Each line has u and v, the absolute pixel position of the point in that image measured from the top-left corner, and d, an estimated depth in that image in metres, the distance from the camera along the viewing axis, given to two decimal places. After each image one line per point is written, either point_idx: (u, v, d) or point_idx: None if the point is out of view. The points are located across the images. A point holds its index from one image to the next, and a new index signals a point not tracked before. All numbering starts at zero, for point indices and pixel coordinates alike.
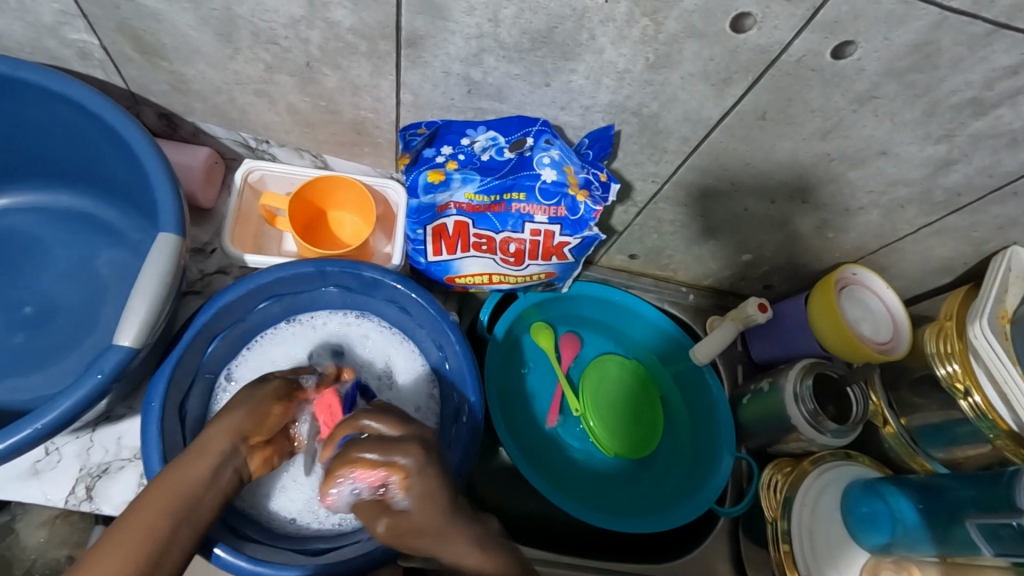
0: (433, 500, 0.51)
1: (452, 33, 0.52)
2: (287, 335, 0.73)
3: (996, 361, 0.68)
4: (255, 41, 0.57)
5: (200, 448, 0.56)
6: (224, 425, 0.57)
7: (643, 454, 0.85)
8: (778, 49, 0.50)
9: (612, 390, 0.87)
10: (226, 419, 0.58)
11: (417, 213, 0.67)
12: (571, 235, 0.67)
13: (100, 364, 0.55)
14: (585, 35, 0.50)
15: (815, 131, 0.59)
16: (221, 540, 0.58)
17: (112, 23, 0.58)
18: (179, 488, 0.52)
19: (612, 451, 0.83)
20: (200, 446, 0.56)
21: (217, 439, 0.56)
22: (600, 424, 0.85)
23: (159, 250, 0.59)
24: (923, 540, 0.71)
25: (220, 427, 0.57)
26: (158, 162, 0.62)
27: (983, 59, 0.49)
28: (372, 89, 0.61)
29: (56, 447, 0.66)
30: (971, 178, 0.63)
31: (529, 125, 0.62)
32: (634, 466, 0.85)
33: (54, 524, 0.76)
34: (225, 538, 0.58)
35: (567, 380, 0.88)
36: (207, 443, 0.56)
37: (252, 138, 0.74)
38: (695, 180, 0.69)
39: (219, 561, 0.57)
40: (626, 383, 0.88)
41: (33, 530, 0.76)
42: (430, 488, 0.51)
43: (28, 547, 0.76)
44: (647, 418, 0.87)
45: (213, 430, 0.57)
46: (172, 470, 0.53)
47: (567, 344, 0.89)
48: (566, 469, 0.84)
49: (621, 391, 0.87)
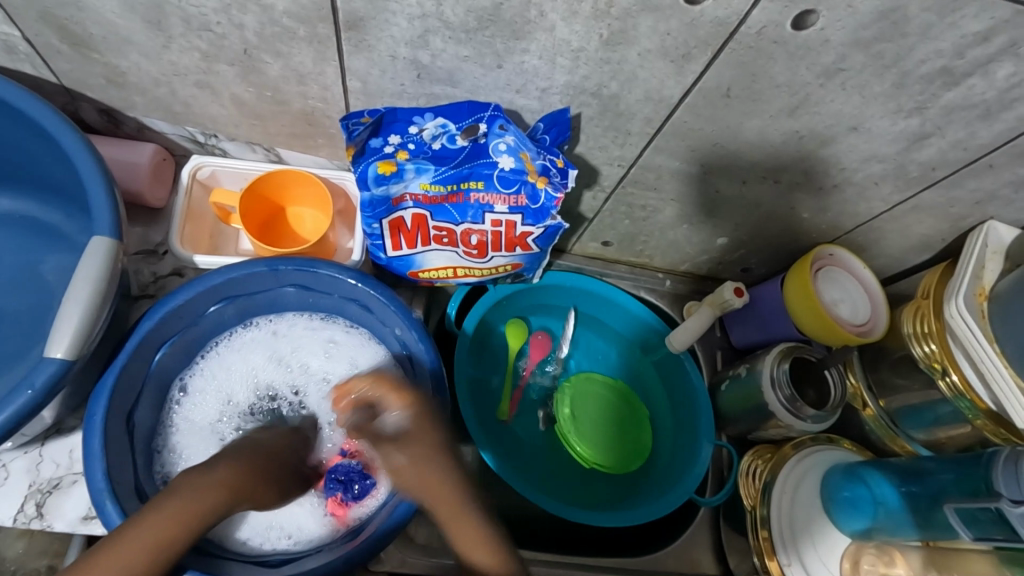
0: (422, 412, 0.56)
1: (393, 13, 0.48)
2: (245, 340, 0.70)
3: (971, 340, 0.66)
4: (187, 28, 0.53)
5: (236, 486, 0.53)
6: (257, 480, 0.55)
7: (637, 464, 0.83)
8: (737, 20, 0.47)
9: (592, 408, 0.84)
10: (269, 484, 0.57)
11: (370, 207, 0.63)
12: (533, 225, 0.64)
13: (31, 379, 0.52)
14: (534, 12, 0.47)
15: (783, 108, 0.56)
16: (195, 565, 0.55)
17: (32, 13, 0.54)
18: (202, 518, 0.49)
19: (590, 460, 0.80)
20: (241, 488, 0.53)
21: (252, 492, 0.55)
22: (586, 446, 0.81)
23: (91, 255, 0.55)
24: (906, 525, 0.69)
25: (258, 483, 0.55)
26: (91, 159, 0.58)
27: (952, 26, 0.47)
28: (318, 77, 0.58)
29: (3, 463, 0.63)
30: (944, 152, 0.60)
31: (481, 110, 0.58)
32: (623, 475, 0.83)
33: (31, 536, 0.74)
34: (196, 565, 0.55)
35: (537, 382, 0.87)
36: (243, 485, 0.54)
37: (200, 132, 0.71)
38: (662, 163, 0.66)
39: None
40: (603, 399, 0.85)
41: (11, 541, 0.74)
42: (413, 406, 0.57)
43: (6, 559, 0.73)
44: (638, 423, 0.85)
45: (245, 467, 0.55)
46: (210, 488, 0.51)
47: (538, 343, 0.87)
48: (550, 472, 0.82)
49: (599, 407, 0.84)
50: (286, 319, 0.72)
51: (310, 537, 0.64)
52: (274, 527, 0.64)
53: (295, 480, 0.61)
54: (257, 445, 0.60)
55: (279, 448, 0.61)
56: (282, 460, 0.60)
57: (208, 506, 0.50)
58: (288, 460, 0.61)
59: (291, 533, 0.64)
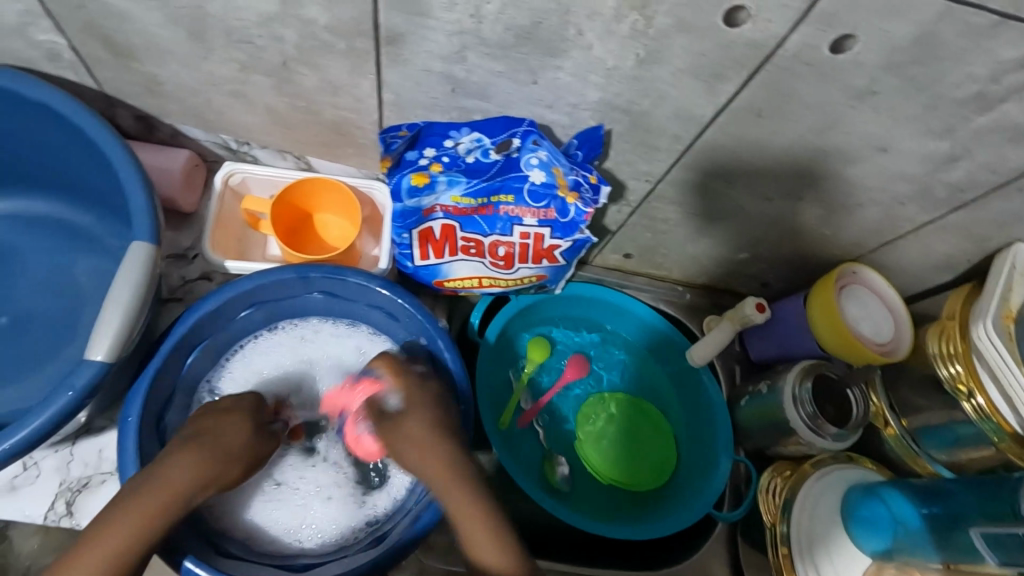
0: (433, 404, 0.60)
1: (432, 29, 0.49)
2: (269, 345, 0.71)
3: (999, 363, 0.67)
4: (228, 40, 0.54)
5: (181, 487, 0.52)
6: (203, 467, 0.54)
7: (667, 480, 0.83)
8: (773, 43, 0.47)
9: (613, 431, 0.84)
10: (223, 464, 0.56)
11: (402, 217, 0.65)
12: (561, 238, 0.65)
13: (72, 381, 0.53)
14: (571, 31, 0.48)
15: (813, 128, 0.57)
16: (191, 553, 0.55)
17: (78, 23, 0.55)
18: (149, 521, 0.50)
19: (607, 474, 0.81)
20: (187, 485, 0.53)
21: (204, 482, 0.54)
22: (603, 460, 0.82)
23: (131, 260, 0.57)
24: (925, 546, 0.68)
25: (203, 476, 0.54)
26: (129, 165, 0.59)
27: (989, 52, 0.47)
28: (352, 89, 0.58)
29: (34, 461, 0.64)
30: (974, 174, 0.60)
31: (516, 126, 0.60)
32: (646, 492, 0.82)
33: None
34: (194, 550, 0.56)
35: (566, 398, 0.87)
36: (185, 481, 0.52)
37: (232, 139, 0.72)
38: (688, 178, 0.66)
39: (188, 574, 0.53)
40: (624, 420, 0.85)
41: (26, 536, 0.71)
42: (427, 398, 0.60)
43: (22, 555, 0.70)
44: (661, 435, 0.85)
45: (186, 458, 0.54)
46: (152, 496, 0.51)
47: (573, 365, 0.86)
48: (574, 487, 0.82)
49: (619, 427, 0.84)
50: (311, 324, 0.72)
51: (333, 535, 0.65)
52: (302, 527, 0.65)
53: (261, 441, 0.60)
54: (201, 422, 0.58)
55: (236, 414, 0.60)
56: (240, 429, 0.59)
57: (156, 513, 0.50)
58: (245, 429, 0.59)
59: (315, 533, 0.65)
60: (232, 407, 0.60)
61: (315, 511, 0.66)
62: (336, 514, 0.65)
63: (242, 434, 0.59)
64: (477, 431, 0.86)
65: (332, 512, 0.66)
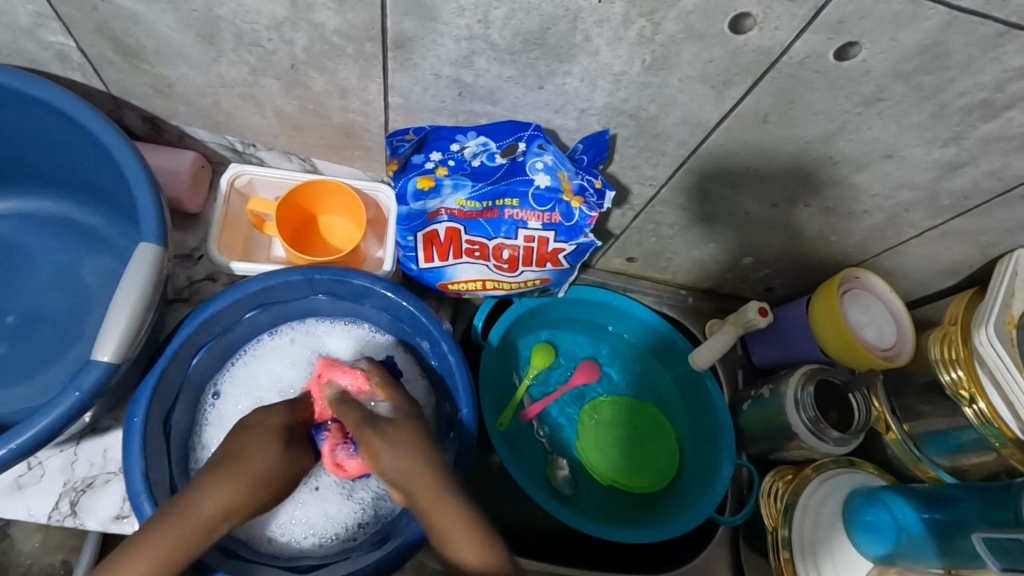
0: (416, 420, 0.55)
1: (441, 34, 0.50)
2: (269, 347, 0.71)
3: (1000, 367, 0.66)
4: (237, 43, 0.55)
5: (208, 524, 0.48)
6: (235, 501, 0.49)
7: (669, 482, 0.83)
8: (780, 50, 0.48)
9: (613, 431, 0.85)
10: (257, 493, 0.51)
11: (407, 219, 0.65)
12: (566, 242, 0.65)
13: (79, 381, 0.53)
14: (580, 37, 0.48)
15: (819, 134, 0.57)
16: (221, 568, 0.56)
17: (89, 25, 0.56)
18: (172, 556, 0.47)
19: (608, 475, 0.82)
20: (215, 519, 0.48)
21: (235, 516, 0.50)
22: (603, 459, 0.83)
23: (139, 261, 0.57)
24: (929, 552, 0.68)
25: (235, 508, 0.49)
26: (138, 167, 0.59)
27: (995, 60, 0.47)
28: (360, 92, 0.59)
29: (39, 461, 0.65)
30: (978, 181, 0.61)
31: (523, 130, 0.60)
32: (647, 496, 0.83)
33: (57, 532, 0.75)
34: (222, 566, 0.56)
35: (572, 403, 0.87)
36: (212, 517, 0.48)
37: (239, 141, 0.72)
38: (693, 183, 0.67)
39: None
40: (624, 420, 0.85)
41: (27, 534, 0.72)
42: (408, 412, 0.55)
43: (22, 553, 0.71)
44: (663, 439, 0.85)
45: (214, 486, 0.49)
46: (175, 536, 0.47)
47: (585, 370, 0.87)
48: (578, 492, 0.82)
49: (620, 427, 0.85)
50: (310, 325, 0.72)
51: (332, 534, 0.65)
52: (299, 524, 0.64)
53: (298, 459, 0.55)
54: (236, 441, 0.53)
55: (274, 434, 0.54)
56: (275, 451, 0.53)
57: (179, 554, 0.47)
58: (281, 451, 0.54)
59: (313, 531, 0.65)
60: (265, 425, 0.55)
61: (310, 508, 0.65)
62: (333, 511, 0.65)
63: (276, 455, 0.53)
64: (480, 433, 0.86)
65: (328, 509, 0.65)
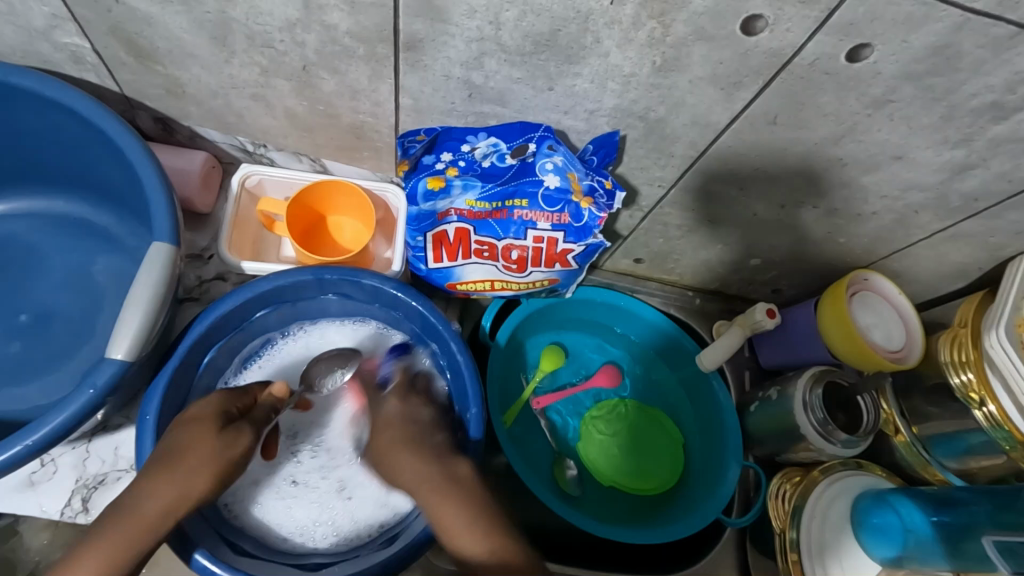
0: (391, 426, 0.62)
1: (452, 36, 0.50)
2: (283, 348, 0.72)
3: (1011, 369, 0.66)
4: (250, 45, 0.55)
5: (149, 519, 0.50)
6: (174, 493, 0.51)
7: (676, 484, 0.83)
8: (791, 52, 0.48)
9: (615, 431, 0.84)
10: (194, 480, 0.52)
11: (416, 220, 0.66)
12: (574, 243, 0.66)
13: (92, 379, 0.54)
14: (590, 39, 0.49)
15: (828, 136, 0.57)
16: (202, 546, 0.56)
17: (104, 27, 0.56)
18: (123, 555, 0.48)
19: (610, 476, 0.81)
20: (157, 513, 0.50)
21: (178, 504, 0.52)
22: (609, 462, 0.82)
23: (152, 260, 0.57)
24: (936, 554, 0.68)
25: (175, 498, 0.51)
26: (150, 167, 0.60)
27: (1006, 62, 0.47)
28: (370, 93, 0.59)
29: (51, 458, 0.65)
30: (988, 183, 0.61)
31: (532, 131, 0.60)
32: (655, 498, 0.83)
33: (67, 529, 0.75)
34: (206, 543, 0.57)
35: (582, 404, 0.87)
36: (155, 512, 0.50)
37: (249, 142, 0.73)
38: (701, 185, 0.67)
39: (199, 568, 0.55)
40: (631, 421, 0.85)
41: (35, 532, 0.72)
42: (389, 418, 0.63)
43: (31, 549, 0.72)
44: (668, 438, 0.84)
45: (152, 484, 0.51)
46: (120, 534, 0.49)
47: (602, 374, 0.87)
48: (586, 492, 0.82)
49: (626, 429, 0.84)
50: (319, 328, 0.73)
51: (346, 533, 0.65)
52: (317, 525, 0.65)
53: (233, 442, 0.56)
54: (168, 438, 0.55)
55: (204, 422, 0.55)
56: (204, 439, 0.54)
57: (125, 550, 0.48)
58: (210, 438, 0.54)
59: (330, 531, 0.65)
60: (198, 413, 0.56)
61: (327, 508, 0.66)
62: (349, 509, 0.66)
63: (208, 439, 0.54)
64: (487, 433, 0.86)
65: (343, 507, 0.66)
